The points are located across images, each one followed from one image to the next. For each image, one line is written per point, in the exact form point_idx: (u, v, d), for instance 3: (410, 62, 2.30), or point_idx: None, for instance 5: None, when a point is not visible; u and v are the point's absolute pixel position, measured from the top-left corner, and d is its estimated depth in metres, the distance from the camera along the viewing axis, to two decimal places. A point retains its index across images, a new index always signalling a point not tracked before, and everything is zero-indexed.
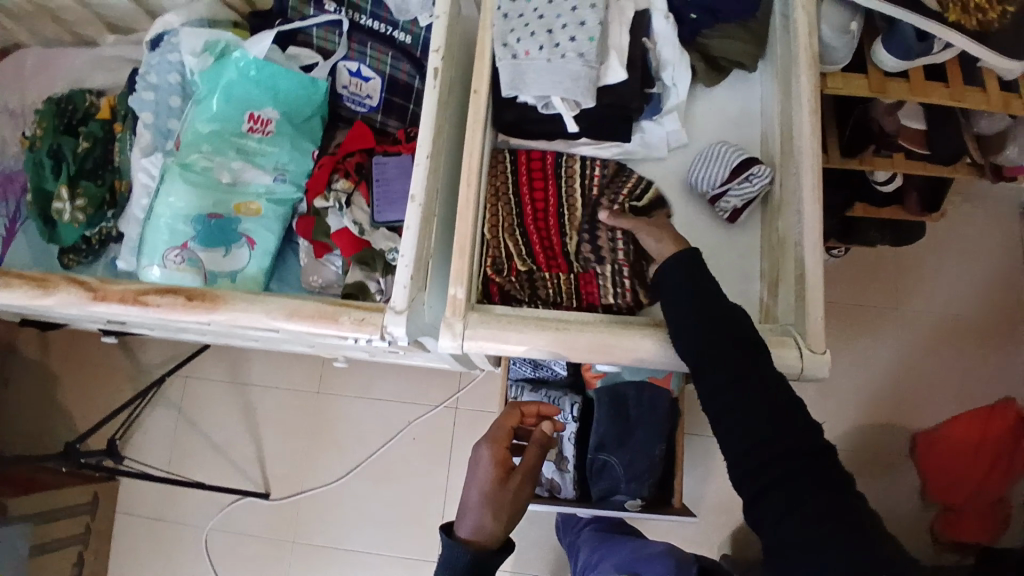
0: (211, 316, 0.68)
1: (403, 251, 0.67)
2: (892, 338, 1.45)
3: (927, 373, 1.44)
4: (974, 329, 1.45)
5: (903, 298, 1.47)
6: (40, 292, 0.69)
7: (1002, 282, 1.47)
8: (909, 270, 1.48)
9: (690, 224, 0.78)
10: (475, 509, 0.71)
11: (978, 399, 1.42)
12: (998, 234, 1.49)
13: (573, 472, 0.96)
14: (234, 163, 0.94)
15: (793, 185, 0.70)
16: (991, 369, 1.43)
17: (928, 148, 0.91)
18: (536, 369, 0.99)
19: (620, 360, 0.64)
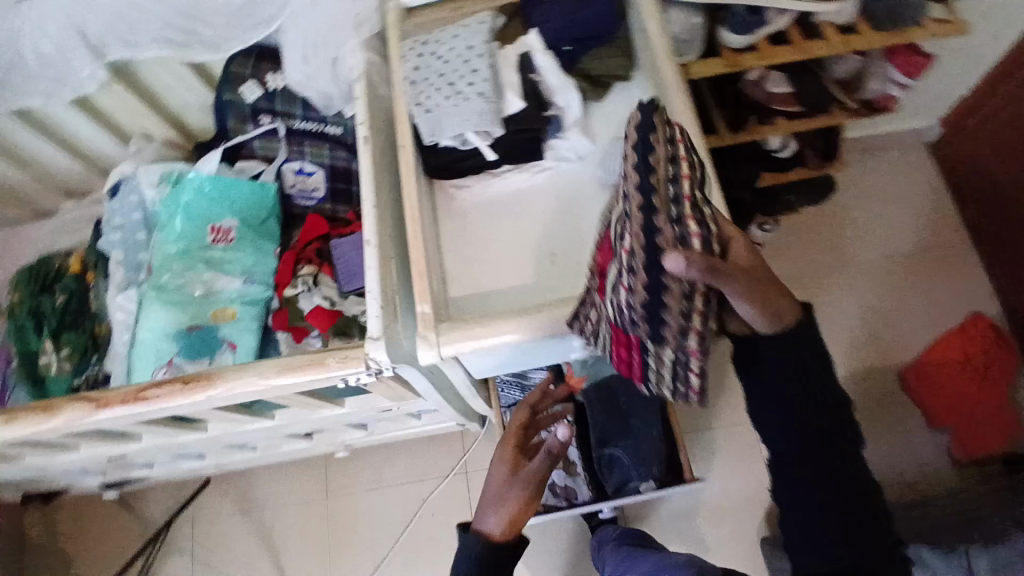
0: (209, 393, 0.73)
1: (369, 289, 0.74)
2: (850, 291, 1.55)
3: (892, 312, 1.52)
4: (917, 261, 1.56)
5: (846, 253, 1.58)
6: (46, 416, 0.73)
7: (925, 214, 1.60)
8: (840, 225, 1.61)
9: None
10: (495, 502, 0.73)
11: (946, 322, 1.50)
12: (906, 174, 1.65)
13: (584, 474, 0.99)
14: (205, 275, 1.01)
15: None
16: (946, 293, 1.53)
17: (799, 104, 1.05)
18: (525, 389, 1.04)
19: (584, 327, 0.71)
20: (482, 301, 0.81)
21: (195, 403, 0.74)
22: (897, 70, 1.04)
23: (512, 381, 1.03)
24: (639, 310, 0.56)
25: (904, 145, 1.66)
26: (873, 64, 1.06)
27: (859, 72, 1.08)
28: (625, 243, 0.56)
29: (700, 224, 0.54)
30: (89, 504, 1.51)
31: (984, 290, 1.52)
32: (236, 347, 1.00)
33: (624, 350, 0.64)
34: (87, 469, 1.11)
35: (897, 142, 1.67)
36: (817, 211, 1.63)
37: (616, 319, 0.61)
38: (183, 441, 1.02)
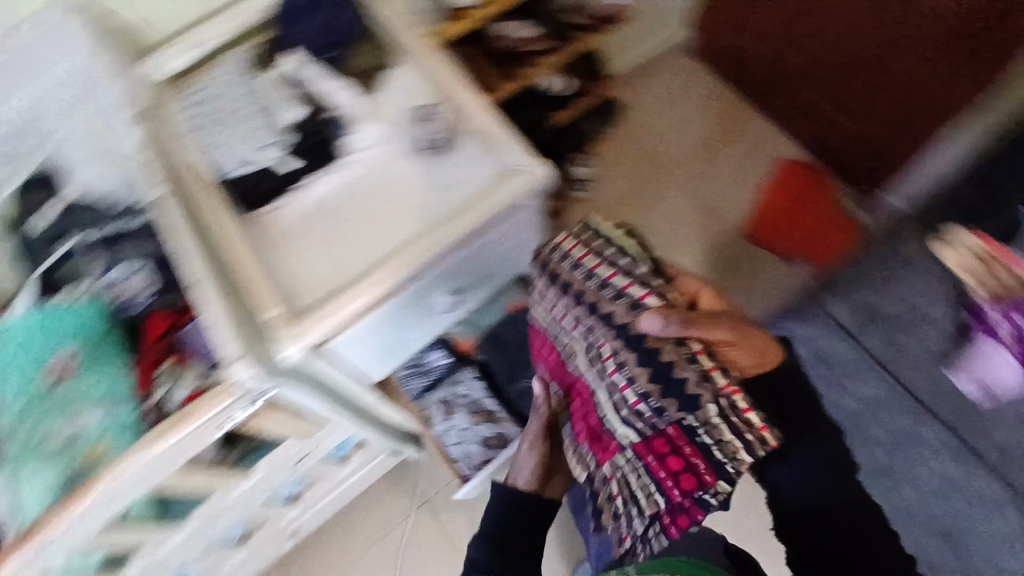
0: (94, 497, 0.68)
1: (214, 320, 0.74)
2: (677, 189, 1.72)
3: (715, 191, 1.71)
4: (715, 139, 1.76)
5: (660, 159, 1.75)
6: None
7: (704, 98, 1.80)
8: (642, 138, 1.78)
9: (424, 171, 0.91)
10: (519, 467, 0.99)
11: (759, 176, 1.71)
12: (679, 73, 1.83)
13: (505, 411, 1.09)
14: (61, 419, 0.85)
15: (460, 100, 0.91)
16: (746, 155, 1.73)
17: (547, 40, 1.19)
18: (426, 374, 1.12)
19: (422, 262, 0.79)
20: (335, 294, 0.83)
21: (84, 517, 0.69)
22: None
23: (411, 372, 1.11)
24: (657, 387, 0.72)
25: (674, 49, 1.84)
26: None
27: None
28: (593, 347, 0.79)
29: (633, 276, 0.80)
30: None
31: (775, 140, 1.74)
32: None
33: (659, 453, 0.73)
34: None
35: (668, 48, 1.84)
36: (622, 134, 1.79)
37: (642, 429, 0.74)
38: None
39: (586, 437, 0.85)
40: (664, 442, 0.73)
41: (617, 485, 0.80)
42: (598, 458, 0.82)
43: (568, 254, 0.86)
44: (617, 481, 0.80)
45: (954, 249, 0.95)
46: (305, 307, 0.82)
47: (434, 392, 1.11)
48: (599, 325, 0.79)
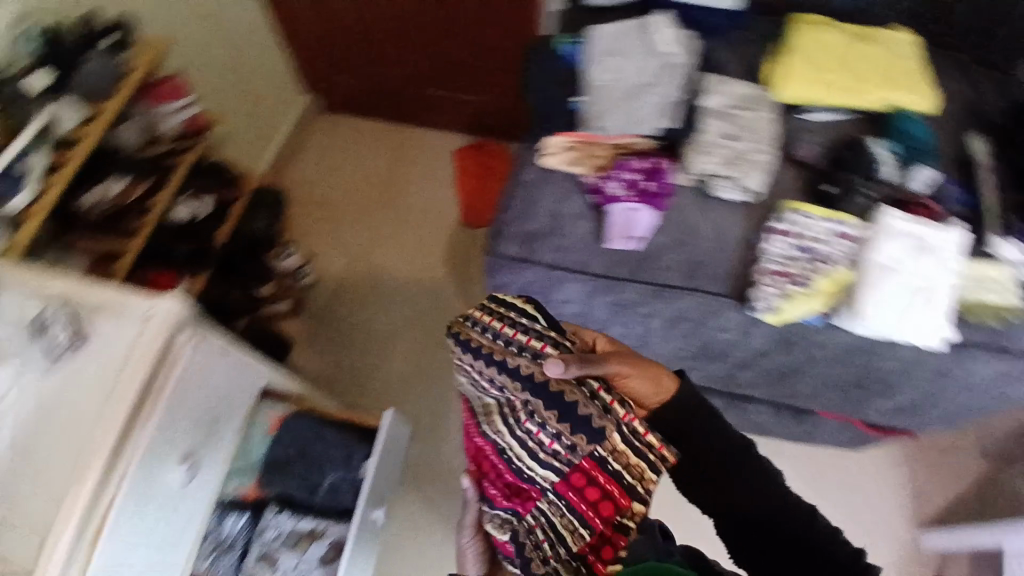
0: None
1: None
2: (393, 225, 1.70)
3: (420, 206, 1.72)
4: (389, 165, 1.77)
5: (363, 206, 1.72)
6: None
7: (357, 137, 1.81)
8: (329, 199, 1.72)
9: (77, 376, 0.80)
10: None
11: (449, 171, 1.77)
12: (322, 129, 1.82)
13: (319, 524, 1.05)
14: None
15: (73, 297, 0.85)
16: (424, 161, 1.78)
17: (144, 182, 1.15)
18: (230, 544, 1.03)
19: (114, 463, 0.75)
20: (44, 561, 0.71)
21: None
22: (167, 101, 1.20)
23: (212, 552, 1.03)
24: (565, 424, 0.77)
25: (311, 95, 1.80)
26: (148, 115, 1.18)
27: (148, 126, 1.18)
28: (507, 402, 0.85)
29: (534, 332, 0.84)
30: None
31: (442, 135, 1.82)
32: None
33: (580, 500, 0.77)
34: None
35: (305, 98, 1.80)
36: (311, 205, 1.71)
37: (562, 466, 0.78)
38: None
39: (503, 497, 0.89)
40: (580, 475, 0.77)
41: (542, 533, 0.83)
42: (519, 511, 0.87)
43: (477, 321, 0.90)
44: (539, 527, 0.83)
45: (556, 161, 1.05)
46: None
47: (248, 553, 1.03)
48: (495, 372, 0.84)
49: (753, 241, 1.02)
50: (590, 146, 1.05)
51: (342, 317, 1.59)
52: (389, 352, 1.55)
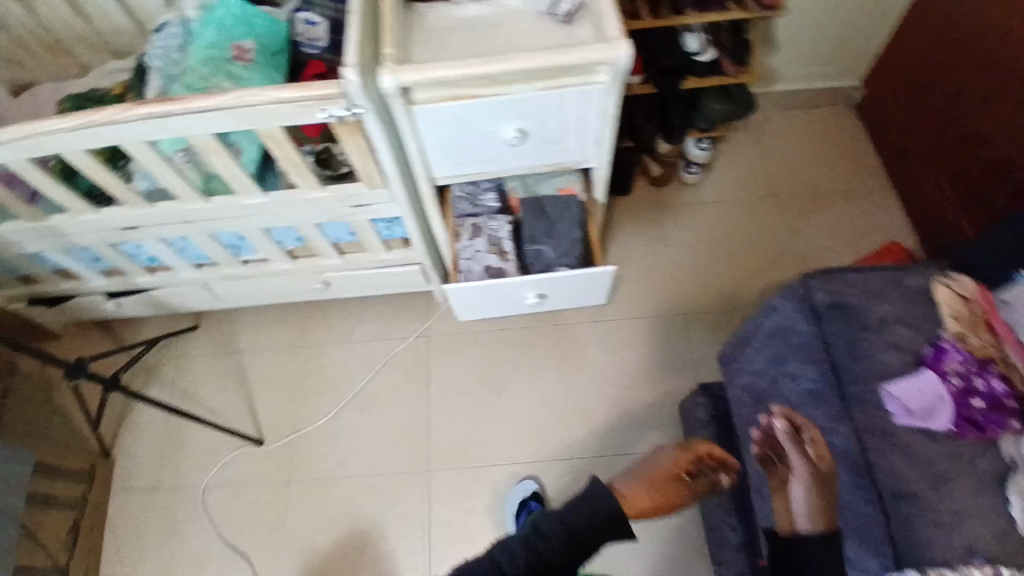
0: (223, 101, 0.96)
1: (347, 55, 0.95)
2: (761, 216, 1.79)
3: (762, 226, 1.79)
4: (786, 192, 1.84)
5: (756, 186, 1.84)
6: (133, 106, 0.97)
7: (792, 160, 1.88)
8: (725, 167, 1.87)
9: (535, 42, 1.05)
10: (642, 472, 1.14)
11: (818, 243, 1.76)
12: (797, 138, 1.92)
13: (514, 261, 1.23)
14: (224, 83, 1.25)
15: (599, 16, 1.04)
16: (807, 218, 1.80)
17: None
18: (474, 203, 1.27)
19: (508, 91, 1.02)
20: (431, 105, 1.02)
21: (186, 111, 0.97)
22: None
23: (464, 194, 1.27)
24: None
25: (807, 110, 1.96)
26: None
27: None
28: None
29: None
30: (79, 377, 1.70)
31: (865, 221, 1.79)
32: (241, 155, 1.22)
33: None
34: (90, 234, 1.27)
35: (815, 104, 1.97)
36: (731, 153, 1.90)
37: None
38: (186, 214, 1.24)
39: None
40: None
41: None
42: None
43: None
44: None
45: (945, 287, 0.95)
46: (408, 100, 1.02)
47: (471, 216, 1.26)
48: None
49: (956, 551, 0.82)
50: (975, 307, 0.93)
51: (670, 224, 1.79)
52: (650, 265, 1.74)
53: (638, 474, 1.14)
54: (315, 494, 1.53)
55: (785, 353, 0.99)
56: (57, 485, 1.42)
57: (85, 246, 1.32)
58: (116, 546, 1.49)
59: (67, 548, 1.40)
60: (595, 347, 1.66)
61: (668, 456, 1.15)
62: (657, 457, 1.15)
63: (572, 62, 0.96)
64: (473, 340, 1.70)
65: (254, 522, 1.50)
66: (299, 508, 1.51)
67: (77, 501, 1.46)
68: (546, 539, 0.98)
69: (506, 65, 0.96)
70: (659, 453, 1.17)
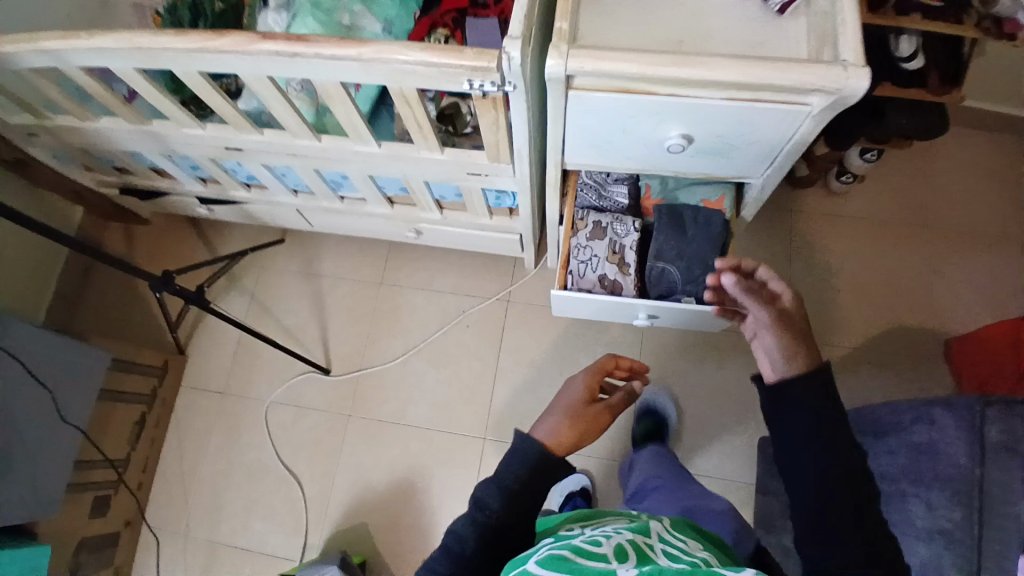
0: (359, 53, 0.84)
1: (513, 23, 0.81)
2: (907, 248, 1.62)
3: (907, 258, 1.62)
4: (947, 226, 1.64)
5: (910, 209, 1.65)
6: (258, 37, 0.85)
7: (965, 191, 1.66)
8: (883, 186, 1.68)
9: (736, 45, 0.88)
10: (558, 412, 1.00)
11: (967, 289, 1.58)
12: (972, 162, 1.69)
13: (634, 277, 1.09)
14: (355, 8, 1.14)
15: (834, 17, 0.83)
16: (959, 257, 1.61)
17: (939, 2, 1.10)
18: (601, 197, 1.13)
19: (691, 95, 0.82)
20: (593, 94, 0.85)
21: (317, 56, 0.85)
22: None
23: (592, 184, 1.12)
24: None
25: (979, 136, 1.71)
26: None
27: None
28: None
29: None
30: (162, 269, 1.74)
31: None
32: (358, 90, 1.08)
33: None
34: (193, 147, 1.20)
35: (995, 128, 1.70)
36: (892, 168, 1.70)
37: None
38: (293, 147, 1.14)
39: None
40: None
41: None
42: None
43: None
44: None
45: None
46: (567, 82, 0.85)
47: (596, 212, 1.11)
48: None
49: None
50: None
51: (802, 236, 1.64)
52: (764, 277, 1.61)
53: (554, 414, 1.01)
54: (371, 435, 1.54)
55: (913, 463, 0.92)
56: (134, 378, 1.48)
57: (186, 156, 1.26)
58: (183, 438, 1.59)
59: (131, 439, 1.49)
60: (677, 353, 1.58)
61: (576, 386, 1.05)
62: (563, 392, 1.05)
63: (787, 84, 0.78)
64: (554, 316, 1.61)
65: (312, 448, 1.54)
66: (354, 444, 1.54)
67: (148, 393, 1.53)
68: (486, 513, 0.80)
69: (703, 69, 0.77)
70: (568, 385, 1.07)
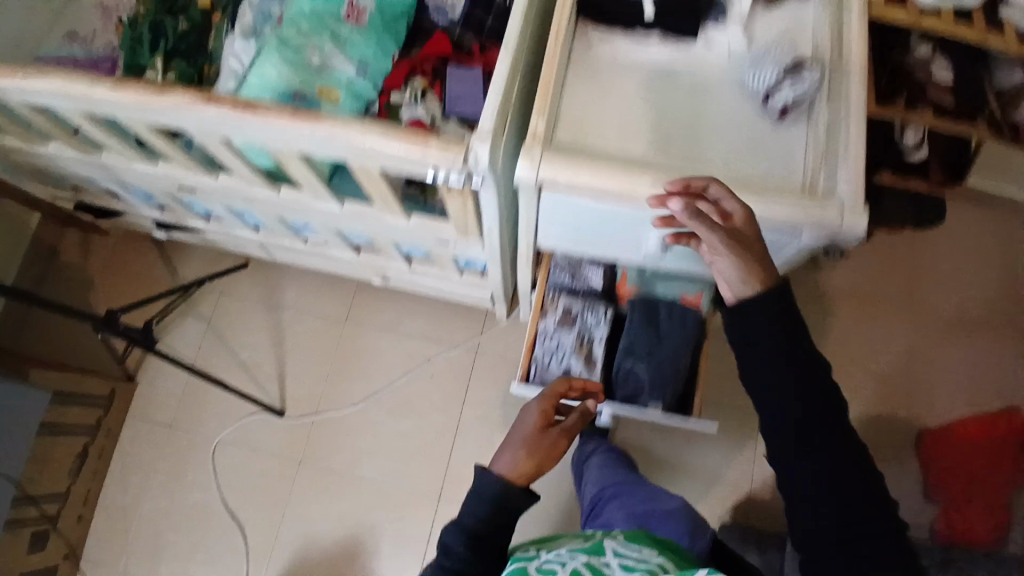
0: (311, 131, 0.75)
1: (488, 100, 0.73)
2: (903, 332, 1.53)
3: (903, 346, 1.52)
4: (948, 315, 1.54)
5: (907, 287, 1.56)
6: (202, 100, 0.77)
7: (970, 272, 1.57)
8: (888, 259, 1.57)
9: (733, 153, 0.80)
10: (516, 446, 0.90)
11: (961, 382, 1.50)
12: (981, 241, 1.59)
13: (599, 373, 1.03)
14: (325, 47, 1.04)
15: (839, 138, 0.75)
16: (955, 343, 1.53)
17: (954, 99, 0.98)
18: (574, 278, 1.06)
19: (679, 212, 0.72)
20: (565, 201, 0.77)
21: (264, 130, 0.76)
22: None
23: (565, 265, 1.05)
24: None
25: (992, 213, 1.60)
26: None
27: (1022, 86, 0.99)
28: None
29: None
30: (118, 285, 1.67)
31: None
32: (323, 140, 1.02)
33: None
34: (148, 182, 1.12)
35: (1004, 209, 1.62)
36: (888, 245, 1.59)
37: None
38: (250, 196, 1.06)
39: None
40: None
41: None
42: None
43: None
44: None
45: None
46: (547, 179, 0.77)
47: (567, 297, 1.04)
48: None
49: None
50: None
51: None
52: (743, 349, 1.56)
53: (511, 451, 0.90)
54: (321, 484, 1.49)
55: None
56: (77, 410, 1.42)
57: (141, 188, 1.18)
58: (129, 467, 1.55)
59: (72, 472, 1.44)
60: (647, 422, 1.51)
61: (530, 420, 0.93)
62: (515, 430, 0.93)
63: (775, 223, 0.71)
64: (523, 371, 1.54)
65: (259, 491, 1.49)
66: (303, 492, 1.49)
67: (93, 424, 1.47)
68: (449, 558, 0.78)
69: (686, 194, 0.70)
70: (520, 422, 0.94)
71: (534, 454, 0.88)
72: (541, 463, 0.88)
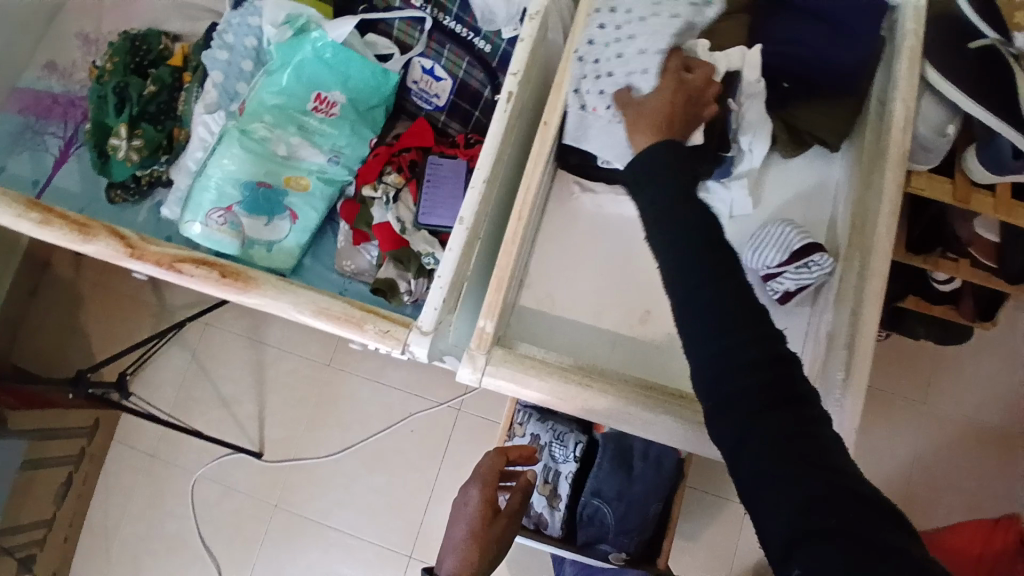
0: (240, 296, 0.71)
1: (441, 272, 0.66)
2: (914, 435, 1.42)
3: (911, 448, 1.41)
4: (966, 420, 1.42)
5: (924, 386, 1.44)
6: (127, 253, 0.73)
7: (997, 377, 1.44)
8: (904, 356, 1.45)
9: None
10: (457, 548, 0.75)
11: (972, 495, 1.39)
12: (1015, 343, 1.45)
13: (564, 512, 0.96)
14: (292, 139, 0.95)
15: (838, 358, 0.64)
16: (973, 455, 1.40)
17: (997, 261, 0.88)
18: None
19: (637, 430, 0.63)
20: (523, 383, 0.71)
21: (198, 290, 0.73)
22: None
23: None
24: None
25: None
26: None
27: None
28: None
29: None
30: (106, 302, 1.62)
31: None
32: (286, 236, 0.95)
33: None
34: None
35: None
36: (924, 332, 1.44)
37: None
38: None
39: None
40: None
41: None
42: None
43: None
44: None
45: None
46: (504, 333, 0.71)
47: (537, 422, 0.99)
48: None
49: None
50: None
51: None
52: None
53: (452, 554, 0.75)
54: (293, 531, 1.48)
55: None
56: (59, 442, 1.41)
57: None
58: (106, 492, 1.54)
59: (58, 499, 1.44)
60: None
61: (469, 514, 0.76)
62: (455, 524, 0.77)
63: None
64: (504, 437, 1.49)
65: (232, 531, 1.49)
66: (275, 537, 1.48)
67: (76, 453, 1.47)
68: None
69: (646, 417, 0.62)
70: (457, 516, 0.77)
71: (478, 555, 0.74)
72: (490, 561, 0.75)
